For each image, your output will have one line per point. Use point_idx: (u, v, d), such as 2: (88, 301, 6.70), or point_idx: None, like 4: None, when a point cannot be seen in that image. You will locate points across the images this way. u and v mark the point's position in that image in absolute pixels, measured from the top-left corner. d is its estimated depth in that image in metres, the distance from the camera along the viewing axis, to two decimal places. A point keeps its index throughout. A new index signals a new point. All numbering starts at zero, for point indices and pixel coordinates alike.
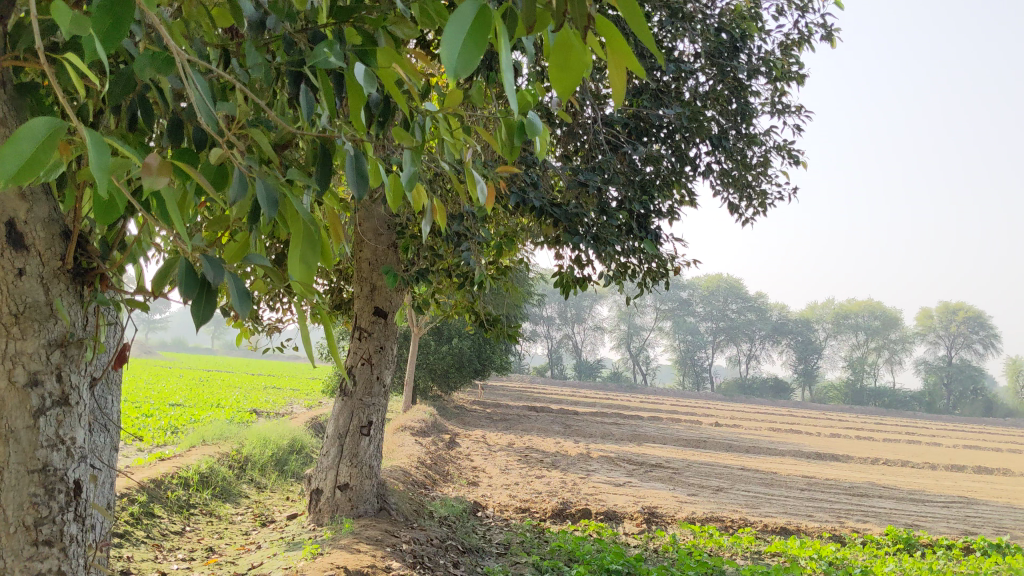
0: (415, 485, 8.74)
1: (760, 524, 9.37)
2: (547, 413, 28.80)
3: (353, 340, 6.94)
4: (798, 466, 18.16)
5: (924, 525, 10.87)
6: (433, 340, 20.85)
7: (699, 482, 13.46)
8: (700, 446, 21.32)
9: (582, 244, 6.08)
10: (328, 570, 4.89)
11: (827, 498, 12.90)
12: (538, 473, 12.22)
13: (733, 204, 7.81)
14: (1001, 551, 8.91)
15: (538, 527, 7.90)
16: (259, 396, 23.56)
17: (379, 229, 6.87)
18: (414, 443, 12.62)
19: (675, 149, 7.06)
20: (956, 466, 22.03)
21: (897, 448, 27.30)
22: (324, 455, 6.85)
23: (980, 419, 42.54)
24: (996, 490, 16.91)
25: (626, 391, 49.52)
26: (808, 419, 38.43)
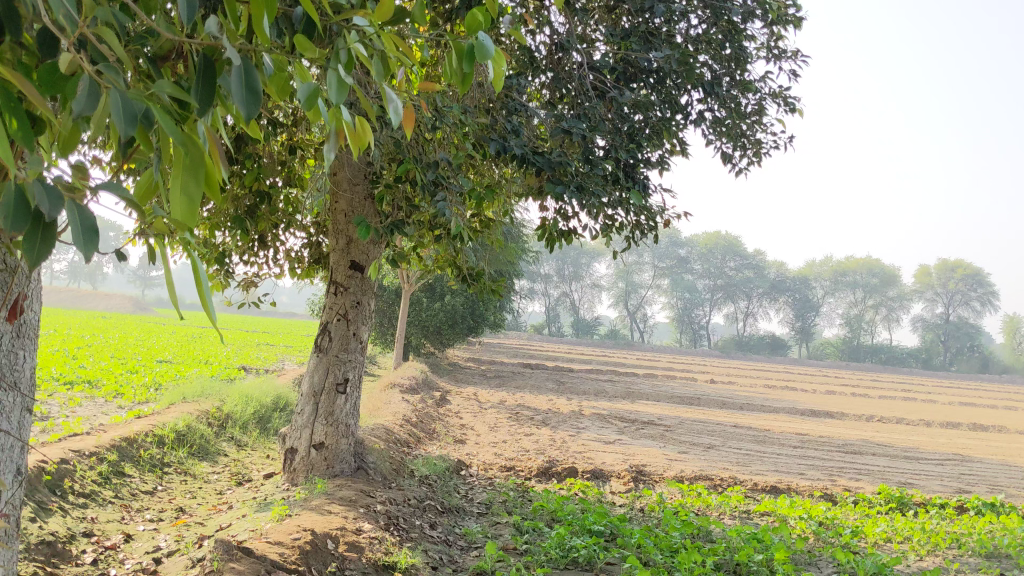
0: (398, 443, 8.55)
1: (750, 482, 9.19)
2: (542, 371, 28.68)
3: (329, 295, 6.68)
4: (792, 423, 18.04)
5: (918, 484, 10.72)
6: (426, 297, 20.62)
7: (691, 440, 13.31)
8: (694, 403, 21.20)
9: (566, 195, 5.77)
10: (294, 533, 4.67)
11: (820, 456, 12.75)
12: (527, 431, 12.05)
13: (727, 153, 7.53)
14: (995, 510, 8.75)
15: (523, 487, 7.71)
16: (251, 353, 23.37)
17: (354, 179, 6.51)
18: (401, 400, 12.42)
19: (665, 95, 6.74)
20: (951, 423, 21.94)
21: (892, 405, 27.24)
22: (298, 414, 6.62)
23: (976, 377, 42.39)
24: (990, 447, 16.81)
25: (623, 348, 49.45)
26: (803, 376, 38.24)
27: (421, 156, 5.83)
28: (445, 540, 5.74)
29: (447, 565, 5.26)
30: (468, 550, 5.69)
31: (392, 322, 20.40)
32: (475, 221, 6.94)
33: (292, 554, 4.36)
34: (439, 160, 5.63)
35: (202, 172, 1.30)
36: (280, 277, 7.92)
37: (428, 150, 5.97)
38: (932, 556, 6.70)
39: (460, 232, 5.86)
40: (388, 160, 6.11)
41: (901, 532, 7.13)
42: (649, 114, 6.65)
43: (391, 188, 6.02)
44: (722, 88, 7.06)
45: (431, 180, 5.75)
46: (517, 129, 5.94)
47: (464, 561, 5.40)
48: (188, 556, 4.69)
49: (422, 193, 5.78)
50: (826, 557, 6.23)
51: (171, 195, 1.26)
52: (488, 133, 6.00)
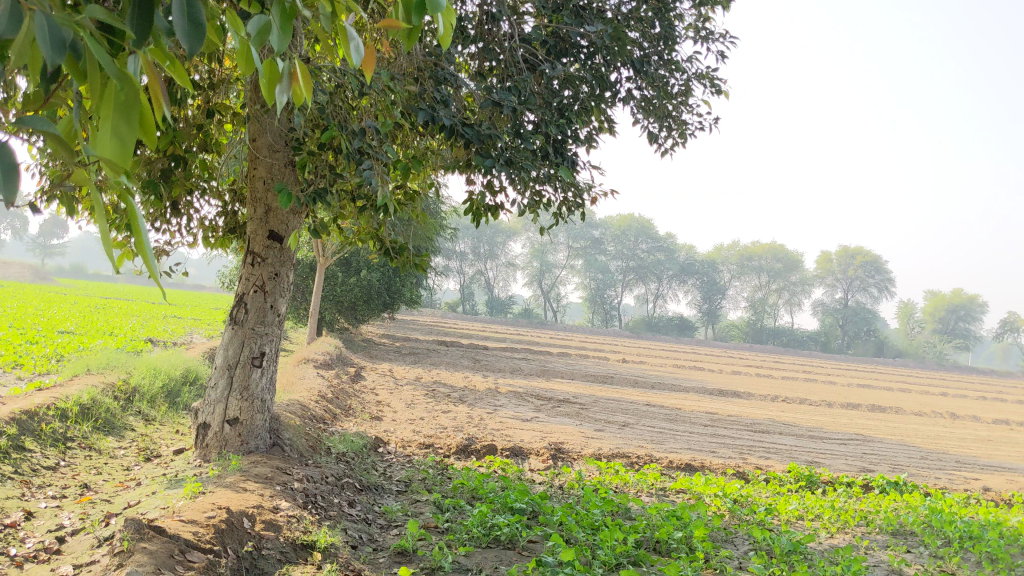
0: (314, 419, 8.37)
1: (665, 460, 9.28)
2: (456, 348, 28.59)
3: (245, 266, 6.44)
4: (702, 403, 18.39)
5: (824, 462, 11.03)
6: (341, 272, 20.31)
7: (607, 418, 13.44)
8: (608, 382, 21.46)
9: (494, 168, 5.67)
10: (208, 511, 4.49)
11: (730, 435, 13.03)
12: (444, 408, 11.94)
13: (653, 133, 7.53)
14: (898, 488, 9.03)
15: (442, 464, 7.62)
16: (158, 325, 22.70)
17: (274, 145, 6.25)
18: (316, 376, 12.18)
19: (595, 69, 6.68)
20: (851, 403, 22.71)
21: (795, 386, 28.07)
22: (212, 388, 6.39)
23: (872, 360, 43.94)
24: (888, 427, 17.43)
25: (537, 326, 49.79)
26: (710, 356, 39.00)
27: (345, 123, 5.67)
28: (364, 518, 5.62)
29: (367, 543, 5.14)
30: (388, 528, 5.57)
31: (306, 296, 20.04)
32: (399, 193, 6.79)
33: (207, 533, 4.18)
34: (366, 128, 5.49)
35: (136, 112, 1.16)
36: (193, 246, 7.64)
37: (355, 116, 5.85)
38: (842, 533, 6.86)
39: (385, 202, 5.72)
40: (312, 126, 5.91)
41: (812, 510, 7.29)
42: (579, 89, 6.61)
43: (313, 155, 5.81)
44: (650, 68, 7.05)
45: (356, 149, 5.61)
46: (446, 99, 5.82)
47: (383, 540, 5.28)
48: (94, 535, 4.47)
49: (347, 162, 5.64)
50: (741, 534, 6.31)
51: (101, 138, 1.13)
52: (416, 102, 5.88)
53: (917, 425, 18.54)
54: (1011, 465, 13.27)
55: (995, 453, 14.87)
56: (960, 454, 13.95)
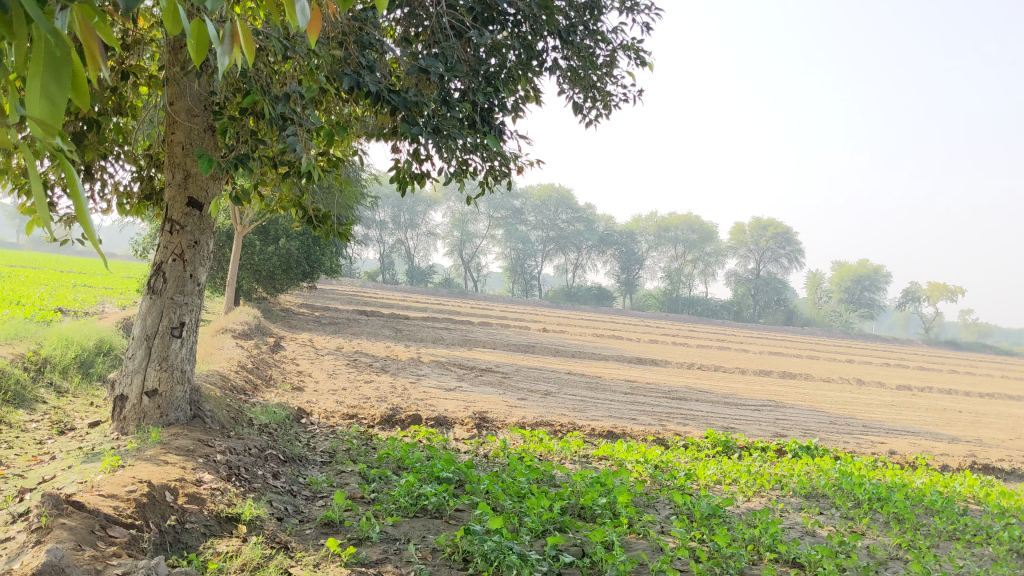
0: (234, 390, 8.22)
1: (587, 427, 9.41)
2: (377, 317, 28.44)
3: (163, 234, 6.25)
4: (621, 371, 18.68)
5: (739, 428, 11.33)
6: (259, 240, 19.94)
7: (528, 386, 13.56)
8: (528, 351, 21.63)
9: (421, 136, 5.64)
10: (129, 485, 4.38)
11: (648, 402, 13.30)
12: (367, 378, 11.87)
13: (578, 104, 7.55)
14: (810, 452, 9.33)
15: (366, 435, 7.58)
16: (67, 294, 21.96)
17: (193, 109, 6.06)
18: (235, 346, 11.96)
19: (522, 37, 6.67)
20: (763, 370, 23.37)
21: (710, 354, 28.75)
22: (129, 359, 6.22)
23: (782, 329, 45.18)
24: (798, 393, 18.00)
25: (457, 296, 49.75)
26: (628, 325, 39.57)
27: (268, 88, 5.54)
28: (289, 490, 5.56)
29: (293, 515, 5.09)
30: (313, 500, 5.52)
31: (223, 265, 19.62)
32: (322, 160, 6.67)
33: (127, 507, 4.08)
34: (290, 93, 5.37)
35: (68, 74, 1.10)
36: (107, 212, 7.39)
37: (278, 81, 5.73)
38: (758, 496, 7.06)
39: (309, 170, 5.63)
40: (233, 90, 5.76)
41: (729, 475, 7.49)
42: (506, 58, 6.60)
43: (235, 121, 5.66)
44: (577, 38, 7.06)
45: (280, 114, 5.50)
46: (371, 65, 5.74)
47: (309, 511, 5.23)
48: (9, 510, 4.30)
49: (270, 128, 5.52)
50: (663, 499, 6.44)
51: (32, 97, 1.07)
52: (340, 67, 5.79)
53: (826, 392, 19.19)
54: (914, 429, 13.85)
55: (899, 417, 15.49)
56: (866, 419, 14.50)
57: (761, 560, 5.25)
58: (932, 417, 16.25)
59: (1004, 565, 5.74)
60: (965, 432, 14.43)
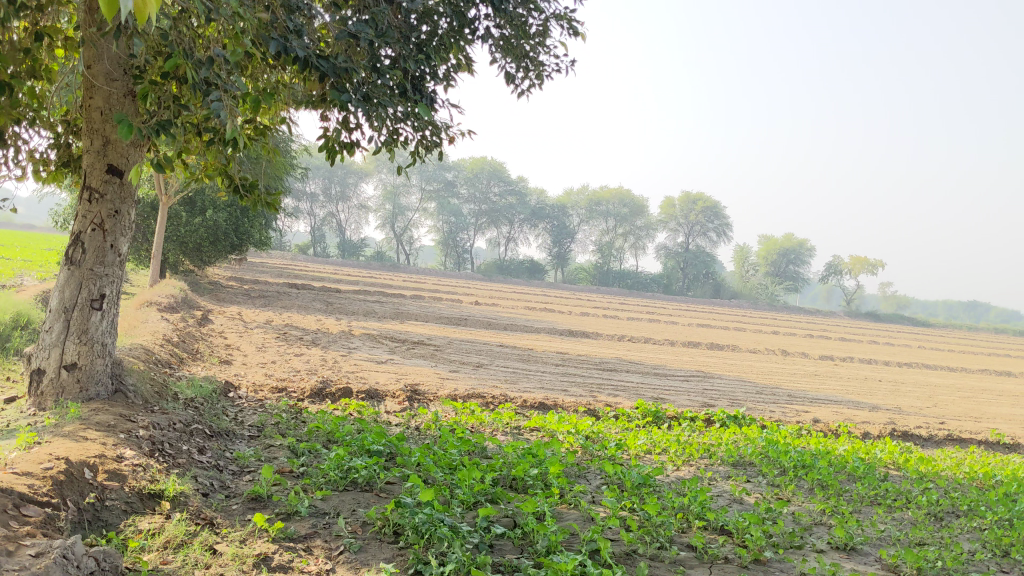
0: (159, 364, 8.01)
1: (519, 399, 9.41)
2: (307, 290, 28.08)
3: (81, 203, 6.01)
4: (553, 343, 18.78)
5: (669, 398, 11.47)
6: (184, 211, 19.44)
7: (461, 358, 13.53)
8: (461, 323, 21.58)
9: (351, 104, 5.54)
10: (45, 462, 4.22)
11: (580, 373, 13.39)
12: (297, 351, 11.70)
13: (510, 74, 7.49)
14: (738, 422, 9.48)
15: (295, 408, 7.46)
16: None
17: (112, 73, 5.81)
18: (159, 318, 11.65)
19: (454, 4, 6.57)
20: (691, 342, 23.74)
21: (640, 326, 29.09)
22: (46, 332, 6.00)
23: (711, 302, 45.93)
24: (726, 364, 18.32)
25: (389, 269, 49.35)
26: (560, 298, 39.79)
27: (191, 52, 5.36)
28: (215, 465, 5.44)
29: (219, 491, 4.98)
30: (240, 475, 5.42)
31: (147, 237, 19.10)
32: (248, 127, 6.50)
33: (43, 485, 3.94)
34: (214, 57, 5.19)
35: None
36: (21, 179, 7.09)
37: (201, 44, 5.55)
38: (687, 465, 7.15)
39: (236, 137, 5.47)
40: (154, 53, 5.55)
41: (659, 445, 7.57)
42: (438, 25, 6.51)
43: (156, 85, 5.46)
44: (510, 6, 6.98)
45: (203, 79, 5.32)
46: (299, 30, 5.59)
47: (236, 486, 5.13)
48: None
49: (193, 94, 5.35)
50: (594, 469, 6.47)
51: None
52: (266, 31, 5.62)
53: (753, 362, 19.57)
54: (836, 397, 14.22)
55: (822, 386, 15.89)
56: (791, 389, 14.83)
57: (690, 528, 5.32)
58: (854, 386, 16.70)
59: (921, 528, 5.92)
60: (885, 400, 14.86)
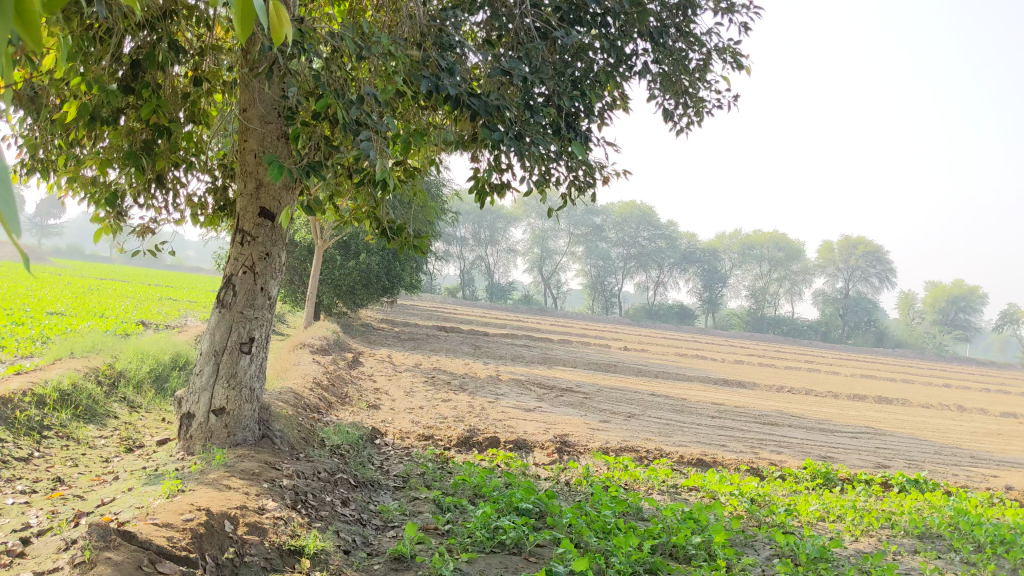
0: (307, 409, 7.93)
1: (676, 454, 8.84)
2: (456, 334, 28.18)
3: (234, 245, 5.99)
4: (707, 393, 17.94)
5: (839, 458, 10.59)
6: (339, 255, 19.77)
7: (610, 407, 13.01)
8: (610, 370, 21.02)
9: (503, 143, 5.26)
10: (186, 513, 4.06)
11: (739, 427, 12.59)
12: (444, 397, 11.51)
13: (668, 111, 7.10)
14: (919, 487, 8.58)
15: (442, 459, 7.20)
16: (152, 307, 22.17)
17: (267, 116, 5.78)
18: (312, 361, 11.72)
19: (611, 39, 6.24)
20: (857, 395, 22.26)
21: (798, 376, 27.61)
22: (197, 374, 5.98)
23: (872, 351, 43.41)
24: (897, 420, 16.98)
25: (536, 313, 49.18)
26: (711, 345, 38.42)
27: (342, 92, 5.22)
28: (358, 519, 5.21)
29: (362, 548, 4.73)
30: (384, 530, 5.18)
31: (304, 279, 19.52)
32: (397, 169, 6.34)
33: (182, 538, 3.76)
34: (363, 96, 5.03)
35: None
36: (179, 224, 7.24)
37: (352, 85, 5.44)
38: (867, 536, 6.43)
39: (383, 177, 5.28)
40: (306, 95, 5.48)
41: (833, 511, 6.86)
42: (592, 61, 6.21)
43: (307, 126, 5.36)
44: (668, 39, 6.59)
45: (353, 119, 5.17)
46: (450, 68, 5.36)
47: (379, 543, 4.87)
48: (62, 537, 3.99)
49: (342, 134, 5.22)
50: (762, 538, 5.87)
51: None
52: (418, 70, 5.45)
53: (926, 418, 18.09)
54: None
55: (1009, 448, 14.41)
56: (974, 449, 13.51)
57: None
58: None
59: None
60: None
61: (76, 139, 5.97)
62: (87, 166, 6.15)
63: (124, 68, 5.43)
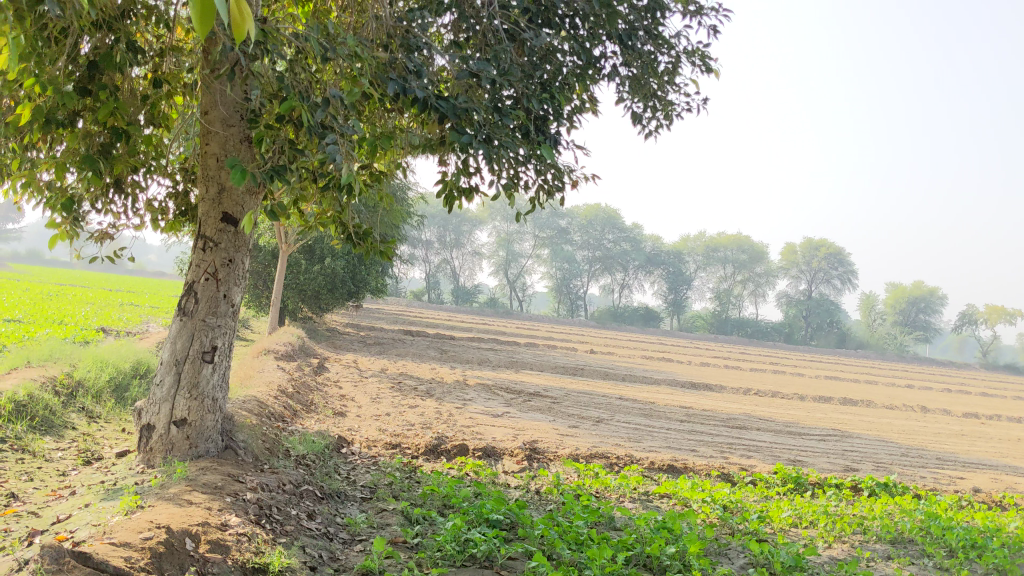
0: (271, 418, 7.76)
1: (646, 460, 8.78)
2: (423, 338, 27.95)
3: (195, 252, 5.82)
4: (674, 396, 17.90)
5: (807, 461, 10.58)
6: (304, 259, 19.56)
7: (580, 413, 12.92)
8: (578, 374, 20.92)
9: (472, 146, 5.14)
10: (145, 532, 3.89)
11: (708, 431, 12.56)
12: (411, 403, 11.35)
13: (636, 114, 7.03)
14: (889, 490, 8.58)
15: (410, 468, 7.08)
16: (112, 313, 21.70)
17: (229, 118, 5.62)
18: (276, 368, 11.51)
19: (579, 41, 6.16)
20: (824, 396, 22.36)
21: (765, 378, 27.68)
22: (158, 385, 5.80)
23: (835, 352, 43.77)
24: (864, 421, 17.05)
25: (502, 315, 49.01)
26: (677, 348, 38.45)
27: (307, 94, 5.09)
28: (325, 533, 5.07)
29: (328, 564, 4.59)
30: (351, 544, 5.04)
31: (268, 284, 19.25)
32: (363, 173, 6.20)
33: (141, 558, 3.61)
34: (329, 98, 4.89)
35: None
36: (139, 229, 7.06)
37: (317, 87, 5.31)
38: (840, 543, 6.41)
39: (349, 182, 5.16)
40: (270, 98, 5.33)
41: (805, 517, 6.83)
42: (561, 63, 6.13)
43: (271, 129, 5.20)
44: (638, 43, 6.53)
45: (319, 122, 5.03)
46: (418, 70, 5.23)
47: (347, 558, 4.73)
48: (14, 557, 3.81)
49: (307, 138, 5.06)
50: (735, 546, 5.82)
51: None
52: (384, 72, 5.32)
53: (891, 420, 18.19)
54: (990, 462, 12.94)
55: (973, 449, 14.53)
56: (940, 451, 13.59)
57: None
58: (1008, 449, 15.24)
59: None
60: None
61: (31, 143, 5.78)
62: (42, 170, 5.95)
63: (81, 70, 5.26)
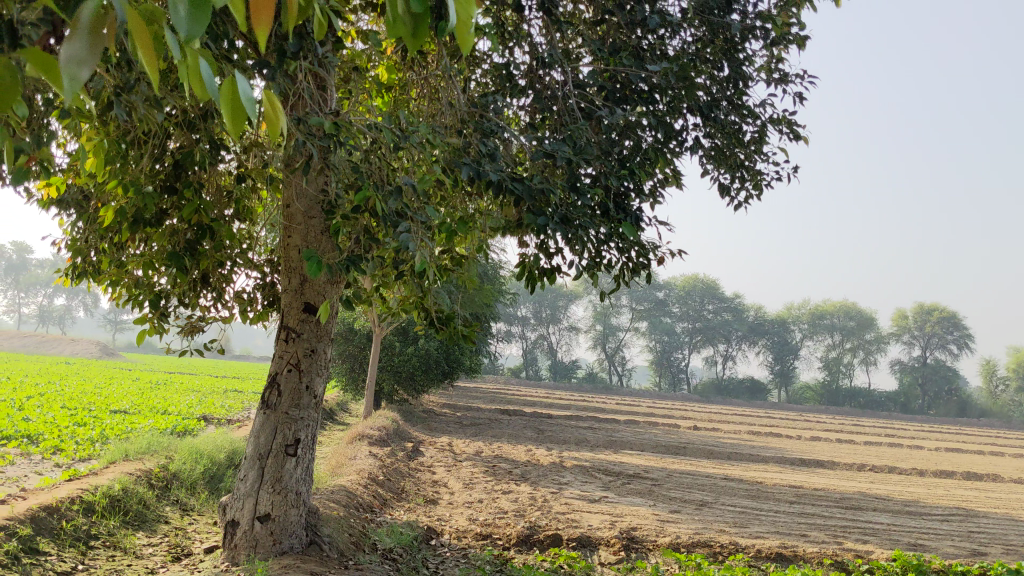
0: (360, 508, 7.65)
1: (752, 548, 8.29)
2: (520, 417, 27.61)
3: (278, 343, 5.81)
4: (783, 474, 17.08)
5: (930, 545, 9.84)
6: (398, 342, 19.66)
7: (681, 496, 12.40)
8: (680, 452, 20.23)
9: (549, 227, 4.99)
10: None
11: (820, 513, 11.87)
12: (505, 489, 11.09)
13: (724, 185, 6.81)
14: None
15: (500, 560, 6.83)
16: (216, 401, 22.11)
17: (309, 211, 5.67)
18: (368, 454, 11.43)
19: (658, 116, 6.02)
20: (946, 471, 21.03)
21: (881, 452, 26.27)
22: (242, 480, 5.75)
23: (955, 422, 41.49)
24: (992, 499, 15.89)
25: (602, 391, 48.31)
26: (784, 421, 37.05)
27: (382, 182, 5.06)
28: None
29: None
30: None
31: (364, 368, 19.37)
32: (444, 258, 6.13)
33: None
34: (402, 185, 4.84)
35: None
36: (229, 321, 7.13)
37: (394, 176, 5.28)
38: None
39: (425, 269, 5.07)
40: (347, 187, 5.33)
41: None
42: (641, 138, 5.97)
43: (347, 219, 5.18)
44: (720, 113, 6.33)
45: (393, 210, 4.97)
46: (493, 153, 5.15)
47: None
48: None
49: (382, 227, 5.00)
50: None
51: None
52: (459, 157, 5.25)
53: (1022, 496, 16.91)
54: None
55: None
56: None
57: None
58: None
59: None
60: None
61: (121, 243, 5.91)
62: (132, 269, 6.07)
63: (166, 170, 5.36)
